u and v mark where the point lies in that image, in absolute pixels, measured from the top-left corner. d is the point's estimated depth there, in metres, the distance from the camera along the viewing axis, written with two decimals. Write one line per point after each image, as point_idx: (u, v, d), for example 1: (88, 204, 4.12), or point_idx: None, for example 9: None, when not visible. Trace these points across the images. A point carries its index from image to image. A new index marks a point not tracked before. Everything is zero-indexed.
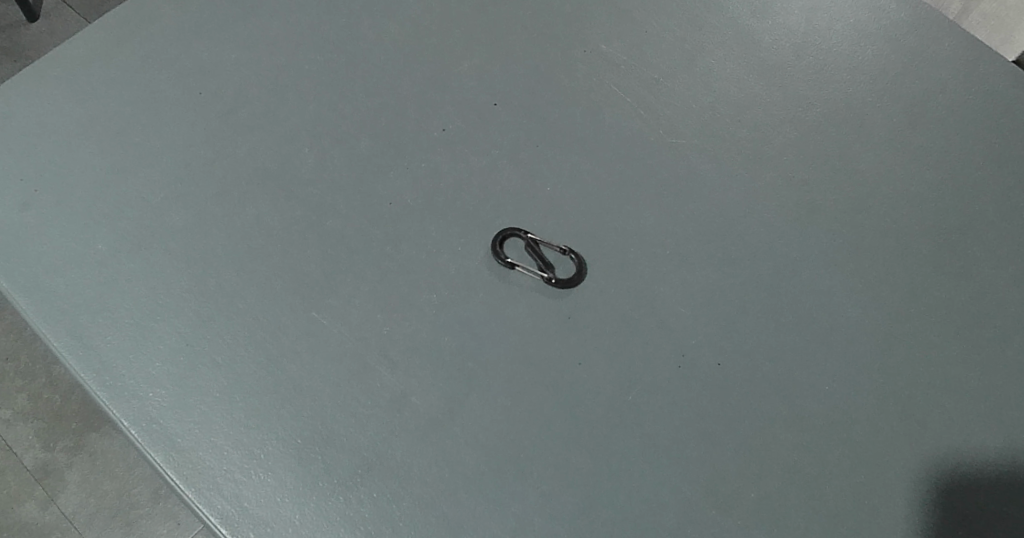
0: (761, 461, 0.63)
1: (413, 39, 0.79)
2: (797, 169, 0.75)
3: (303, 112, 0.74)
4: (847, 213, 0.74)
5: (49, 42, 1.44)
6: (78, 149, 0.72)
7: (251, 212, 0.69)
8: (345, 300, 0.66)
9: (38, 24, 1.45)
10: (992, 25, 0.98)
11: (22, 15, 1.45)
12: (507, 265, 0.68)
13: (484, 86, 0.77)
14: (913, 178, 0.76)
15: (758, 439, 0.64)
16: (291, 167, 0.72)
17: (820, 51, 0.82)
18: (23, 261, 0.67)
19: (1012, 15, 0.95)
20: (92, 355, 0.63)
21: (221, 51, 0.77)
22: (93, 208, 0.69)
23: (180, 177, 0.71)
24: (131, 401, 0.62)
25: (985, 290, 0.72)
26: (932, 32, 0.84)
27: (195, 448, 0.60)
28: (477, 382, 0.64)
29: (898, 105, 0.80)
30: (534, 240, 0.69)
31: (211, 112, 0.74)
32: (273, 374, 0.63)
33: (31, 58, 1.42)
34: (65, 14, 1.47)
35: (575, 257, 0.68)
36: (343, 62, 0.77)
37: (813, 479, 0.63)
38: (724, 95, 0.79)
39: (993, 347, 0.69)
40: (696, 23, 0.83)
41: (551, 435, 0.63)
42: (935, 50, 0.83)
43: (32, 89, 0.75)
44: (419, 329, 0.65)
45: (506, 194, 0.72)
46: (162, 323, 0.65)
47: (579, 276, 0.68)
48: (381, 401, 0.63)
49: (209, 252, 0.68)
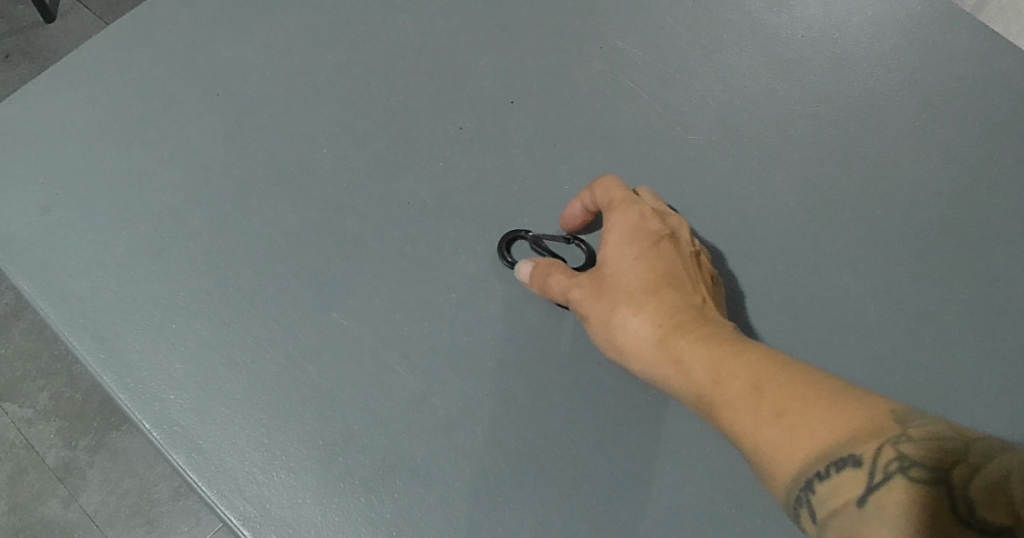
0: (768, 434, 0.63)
1: (428, 36, 0.79)
2: (815, 165, 0.75)
3: (318, 113, 0.74)
4: (867, 208, 0.73)
5: (66, 43, 1.45)
6: (97, 153, 0.72)
7: (268, 214, 0.70)
8: (363, 300, 0.66)
9: (55, 24, 1.46)
10: None
11: (39, 17, 1.46)
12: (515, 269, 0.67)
13: (499, 83, 0.77)
14: (934, 172, 0.75)
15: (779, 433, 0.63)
16: (307, 168, 0.72)
17: (838, 45, 0.81)
18: (44, 265, 0.68)
19: None
20: (113, 359, 0.64)
21: (234, 53, 0.77)
22: (112, 211, 0.70)
23: (199, 180, 0.71)
24: (153, 404, 0.62)
25: (1007, 286, 0.71)
26: (953, 23, 0.83)
27: (217, 449, 0.61)
28: (496, 383, 0.64)
29: (918, 99, 0.79)
30: (534, 235, 0.68)
31: (228, 114, 0.74)
32: (293, 376, 0.63)
33: (50, 58, 1.43)
34: (81, 15, 1.47)
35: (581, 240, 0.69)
36: (358, 61, 0.77)
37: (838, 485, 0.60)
38: (740, 91, 0.78)
39: (1013, 343, 0.69)
40: (712, 18, 0.82)
41: (570, 435, 0.62)
42: (955, 42, 0.82)
43: (51, 94, 0.75)
44: (437, 329, 0.65)
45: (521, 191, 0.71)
46: (181, 324, 0.65)
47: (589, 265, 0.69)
48: (399, 402, 0.63)
49: (227, 254, 0.68)
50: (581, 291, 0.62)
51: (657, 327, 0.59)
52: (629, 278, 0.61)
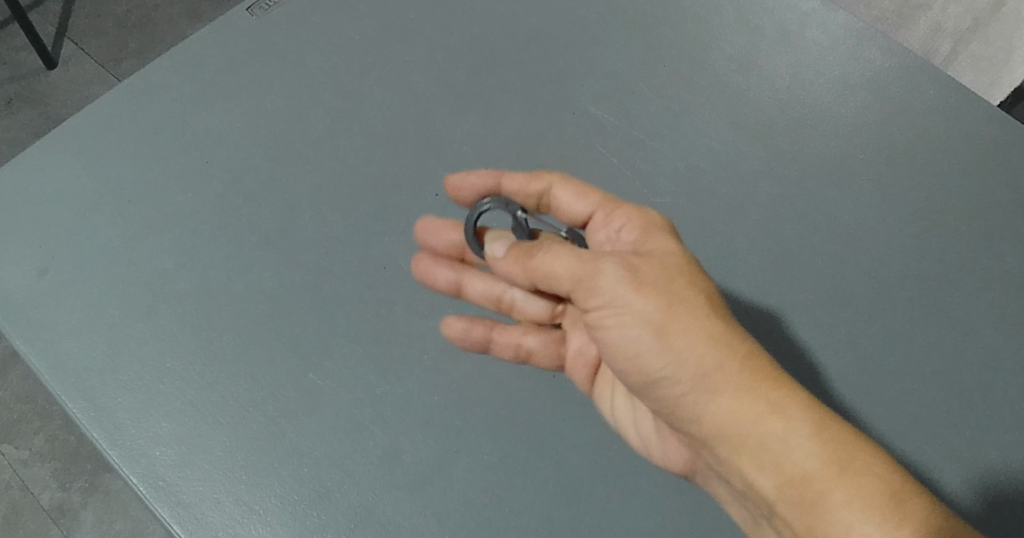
0: (673, 460, 0.62)
1: (411, 104, 0.84)
2: (776, 225, 0.79)
3: (304, 179, 0.79)
4: (825, 267, 0.77)
5: (64, 87, 1.42)
6: (93, 217, 0.77)
7: (254, 276, 0.73)
8: (340, 361, 0.70)
9: (56, 70, 1.44)
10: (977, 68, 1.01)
11: (39, 61, 1.45)
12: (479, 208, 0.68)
13: (476, 150, 0.81)
14: (891, 231, 0.79)
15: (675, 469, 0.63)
16: (291, 233, 0.76)
17: (803, 107, 0.85)
18: (40, 324, 0.72)
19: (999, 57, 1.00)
20: (104, 416, 0.67)
21: (226, 121, 0.82)
22: (105, 274, 0.74)
23: (188, 244, 0.75)
24: (140, 460, 0.65)
25: (963, 340, 0.74)
26: (917, 80, 0.87)
27: (199, 504, 0.64)
28: (465, 440, 0.67)
29: (878, 157, 0.83)
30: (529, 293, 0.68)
31: (217, 180, 0.79)
32: (273, 433, 0.66)
33: (47, 104, 1.40)
34: (81, 61, 1.45)
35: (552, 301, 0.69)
36: (344, 128, 0.82)
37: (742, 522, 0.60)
38: (707, 154, 0.82)
39: (967, 396, 0.71)
40: (684, 81, 0.86)
41: (534, 490, 0.65)
42: (918, 100, 0.86)
43: (52, 160, 0.80)
44: (410, 389, 0.69)
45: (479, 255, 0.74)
46: (168, 384, 0.68)
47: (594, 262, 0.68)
48: (372, 459, 0.66)
49: (214, 315, 0.72)
50: (657, 282, 0.57)
51: (762, 380, 0.55)
52: (711, 297, 0.58)
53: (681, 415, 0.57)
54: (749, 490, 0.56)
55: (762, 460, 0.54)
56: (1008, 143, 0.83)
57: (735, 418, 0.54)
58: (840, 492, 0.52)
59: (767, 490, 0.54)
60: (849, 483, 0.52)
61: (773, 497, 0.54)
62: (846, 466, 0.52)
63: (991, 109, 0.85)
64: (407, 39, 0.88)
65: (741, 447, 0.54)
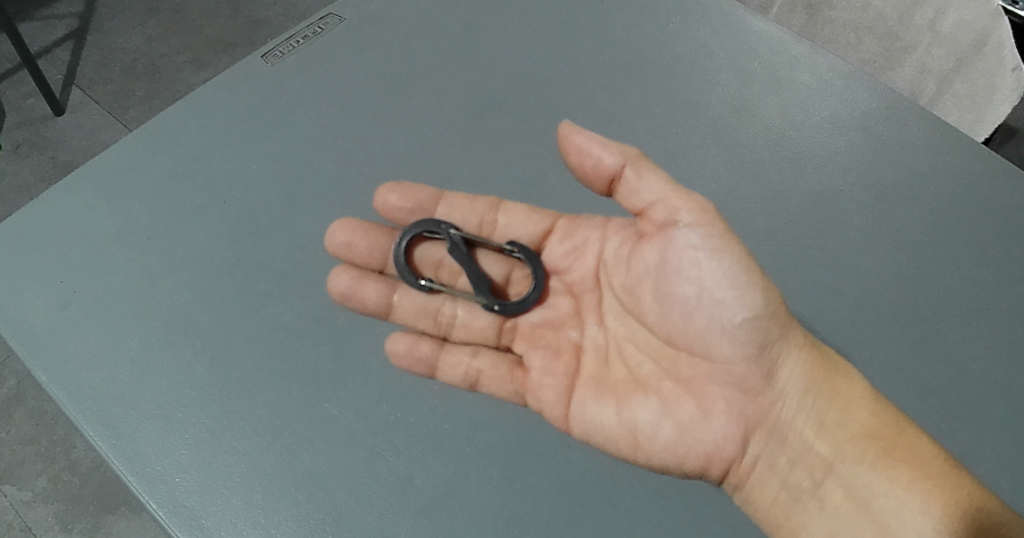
0: (721, 442, 0.64)
1: (419, 146, 0.88)
2: (773, 258, 0.82)
3: (317, 217, 0.82)
4: (821, 297, 0.80)
5: (73, 133, 1.46)
6: (113, 255, 0.80)
7: (269, 310, 0.76)
8: (352, 391, 0.72)
9: (64, 116, 1.48)
10: (964, 105, 1.03)
11: (48, 109, 1.49)
12: (408, 232, 0.75)
13: (481, 188, 0.85)
14: (881, 262, 0.82)
15: (714, 461, 0.64)
16: (305, 268, 0.79)
17: (794, 146, 0.89)
18: (62, 358, 0.74)
19: (982, 94, 1.01)
20: (125, 444, 0.70)
21: (241, 163, 0.86)
22: (125, 309, 0.77)
23: (205, 279, 0.78)
24: (160, 487, 0.67)
25: (954, 365, 0.77)
26: (901, 119, 0.91)
27: (218, 529, 0.66)
28: (474, 466, 0.69)
29: (867, 193, 0.87)
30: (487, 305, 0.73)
31: (233, 218, 0.82)
32: (289, 459, 0.68)
33: (57, 150, 1.44)
34: (88, 107, 1.49)
35: (508, 313, 0.72)
36: (355, 169, 0.86)
37: (769, 500, 0.65)
38: (703, 191, 0.86)
39: (960, 420, 0.74)
40: (680, 123, 0.91)
41: (542, 514, 0.67)
42: (904, 138, 0.90)
43: (74, 201, 0.83)
44: (421, 417, 0.71)
45: (438, 268, 0.77)
46: (187, 412, 0.71)
47: (542, 266, 0.74)
48: (385, 485, 0.68)
49: (231, 348, 0.74)
50: None
51: (828, 353, 0.67)
52: None
53: (756, 380, 0.64)
54: (800, 451, 0.65)
55: (823, 423, 0.65)
56: (990, 177, 0.87)
57: (810, 382, 0.65)
58: (893, 430, 0.64)
59: (825, 450, 0.64)
60: (898, 423, 0.65)
61: (830, 456, 0.64)
62: (905, 431, 0.64)
63: (974, 146, 0.90)
64: (415, 85, 0.93)
65: (809, 410, 0.65)
